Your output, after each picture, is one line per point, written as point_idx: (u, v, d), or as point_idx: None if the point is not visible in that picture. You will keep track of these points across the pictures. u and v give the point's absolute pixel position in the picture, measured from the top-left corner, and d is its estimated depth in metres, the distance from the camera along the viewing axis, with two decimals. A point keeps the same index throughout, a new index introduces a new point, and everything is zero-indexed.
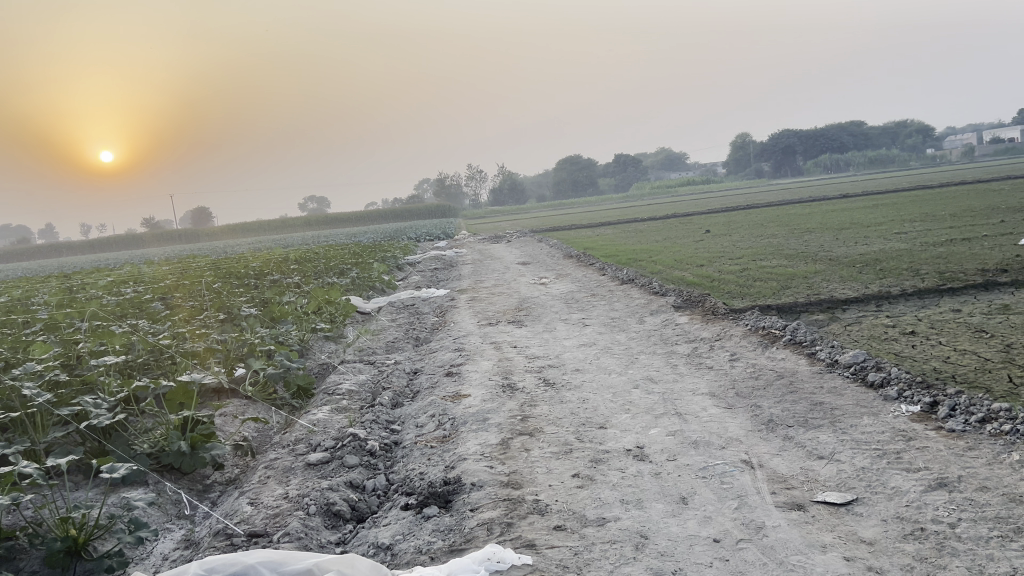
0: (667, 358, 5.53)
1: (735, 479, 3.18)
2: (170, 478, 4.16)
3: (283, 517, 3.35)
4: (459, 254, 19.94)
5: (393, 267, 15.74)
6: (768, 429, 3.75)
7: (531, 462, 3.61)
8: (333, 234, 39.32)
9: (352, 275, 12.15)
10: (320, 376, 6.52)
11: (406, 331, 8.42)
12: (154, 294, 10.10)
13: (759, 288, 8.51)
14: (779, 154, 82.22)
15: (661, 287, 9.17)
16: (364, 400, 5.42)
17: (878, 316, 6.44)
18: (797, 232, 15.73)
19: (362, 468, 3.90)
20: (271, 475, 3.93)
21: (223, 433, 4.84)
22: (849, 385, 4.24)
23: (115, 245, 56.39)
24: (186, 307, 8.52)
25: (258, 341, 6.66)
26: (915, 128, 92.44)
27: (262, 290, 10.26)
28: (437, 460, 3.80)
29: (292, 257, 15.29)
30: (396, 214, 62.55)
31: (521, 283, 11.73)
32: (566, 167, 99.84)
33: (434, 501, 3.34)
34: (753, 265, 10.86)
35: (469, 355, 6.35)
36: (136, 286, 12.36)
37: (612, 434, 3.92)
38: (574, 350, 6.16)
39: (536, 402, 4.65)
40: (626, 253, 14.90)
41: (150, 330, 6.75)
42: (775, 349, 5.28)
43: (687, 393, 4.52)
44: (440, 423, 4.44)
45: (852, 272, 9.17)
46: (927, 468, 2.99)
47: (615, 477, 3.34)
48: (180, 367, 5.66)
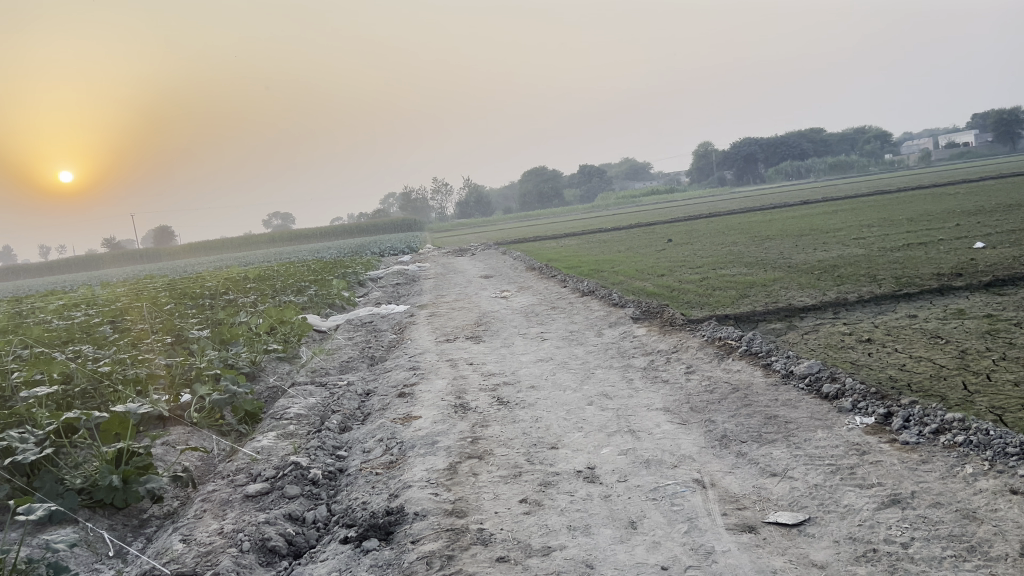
0: (623, 372, 5.43)
1: (686, 500, 3.07)
2: (103, 515, 3.96)
3: (215, 554, 3.18)
4: (422, 269, 19.77)
5: (353, 284, 15.56)
6: (721, 445, 3.65)
7: (478, 487, 3.47)
8: (296, 250, 38.96)
9: (310, 293, 11.95)
10: (270, 400, 6.33)
11: (362, 349, 8.25)
12: (104, 318, 9.81)
13: (718, 298, 8.47)
14: (741, 161, 83.15)
15: (621, 298, 9.09)
16: (312, 424, 5.24)
17: (835, 324, 6.40)
18: (758, 239, 15.78)
19: (303, 499, 3.74)
20: (207, 508, 3.75)
21: (163, 464, 4.65)
22: (804, 397, 4.17)
23: (73, 267, 55.38)
24: (134, 331, 8.28)
25: (206, 364, 6.45)
26: (872, 134, 93.93)
27: (215, 310, 10.03)
28: (380, 488, 3.66)
29: (250, 275, 15.04)
30: (361, 229, 62.20)
31: (482, 297, 11.60)
32: (531, 179, 100.08)
33: (374, 533, 3.20)
34: (714, 274, 10.84)
35: (424, 374, 6.20)
36: (87, 309, 12.05)
37: (563, 455, 3.80)
38: (530, 366, 6.03)
39: (488, 422, 4.51)
40: (589, 264, 14.85)
41: (92, 356, 6.52)
42: (731, 361, 5.20)
43: (641, 409, 4.42)
44: (388, 447, 4.29)
45: (810, 278, 9.17)
46: (881, 484, 2.90)
47: (564, 501, 3.21)
48: (121, 396, 5.45)
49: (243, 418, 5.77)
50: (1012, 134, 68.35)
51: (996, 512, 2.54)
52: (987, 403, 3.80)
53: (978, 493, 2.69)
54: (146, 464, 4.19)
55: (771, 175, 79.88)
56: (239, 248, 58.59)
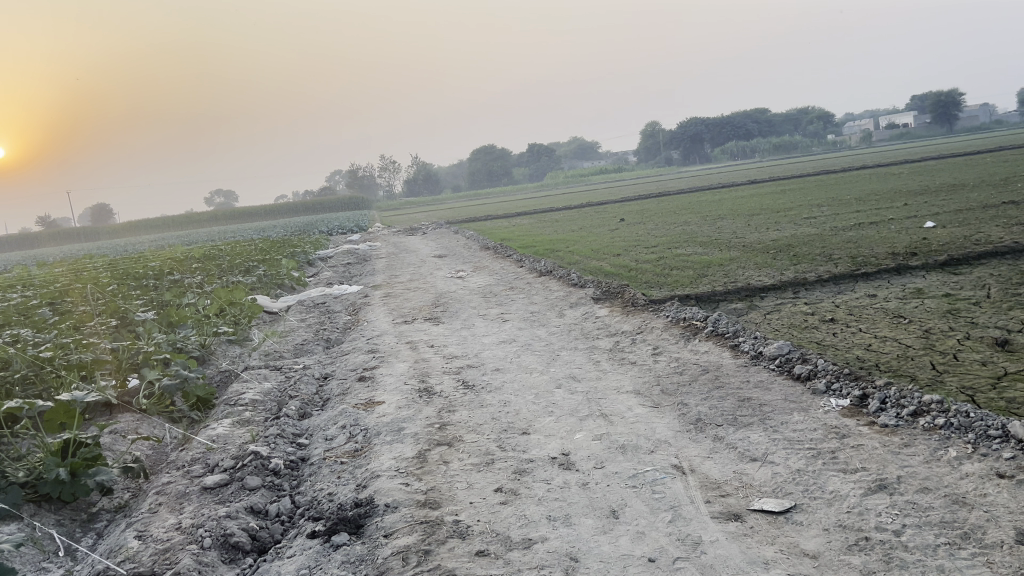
0: (588, 353, 5.34)
1: (667, 488, 2.99)
2: (49, 510, 3.74)
3: (173, 552, 3.00)
4: (372, 248, 19.46)
5: (303, 263, 15.22)
6: (697, 429, 3.59)
7: (450, 476, 3.35)
8: (244, 229, 38.16)
9: (259, 273, 11.63)
10: (222, 385, 6.10)
11: (316, 331, 8.03)
12: (42, 300, 9.40)
13: (677, 277, 8.43)
14: (688, 142, 83.81)
15: (580, 278, 9.00)
16: (269, 410, 5.05)
17: (797, 303, 6.41)
18: (710, 218, 15.84)
19: (265, 490, 3.57)
20: (162, 502, 3.55)
21: (112, 455, 4.41)
22: (776, 379, 4.13)
23: (6, 246, 53.47)
24: (75, 313, 7.93)
25: (154, 348, 6.19)
26: (816, 116, 95.32)
27: (161, 291, 9.68)
28: (347, 478, 3.51)
29: (195, 254, 14.61)
30: (307, 206, 61.21)
31: (437, 277, 11.42)
32: (480, 157, 99.57)
33: (343, 527, 3.05)
34: (670, 253, 10.83)
35: (384, 357, 6.04)
36: (23, 290, 11.55)
37: (536, 440, 3.69)
38: (493, 348, 5.91)
39: (455, 407, 4.38)
40: (543, 243, 14.75)
41: (31, 340, 6.20)
42: (698, 342, 5.15)
43: (611, 391, 4.34)
44: (352, 435, 4.14)
45: (767, 258, 9.21)
46: (865, 470, 2.87)
47: (541, 490, 3.11)
48: (64, 382, 5.18)
49: (195, 405, 5.55)
50: (948, 116, 70.01)
51: (985, 497, 2.52)
52: (958, 383, 3.81)
53: (965, 477, 2.68)
54: (94, 455, 3.96)
55: (717, 155, 80.73)
56: (181, 226, 57.20)
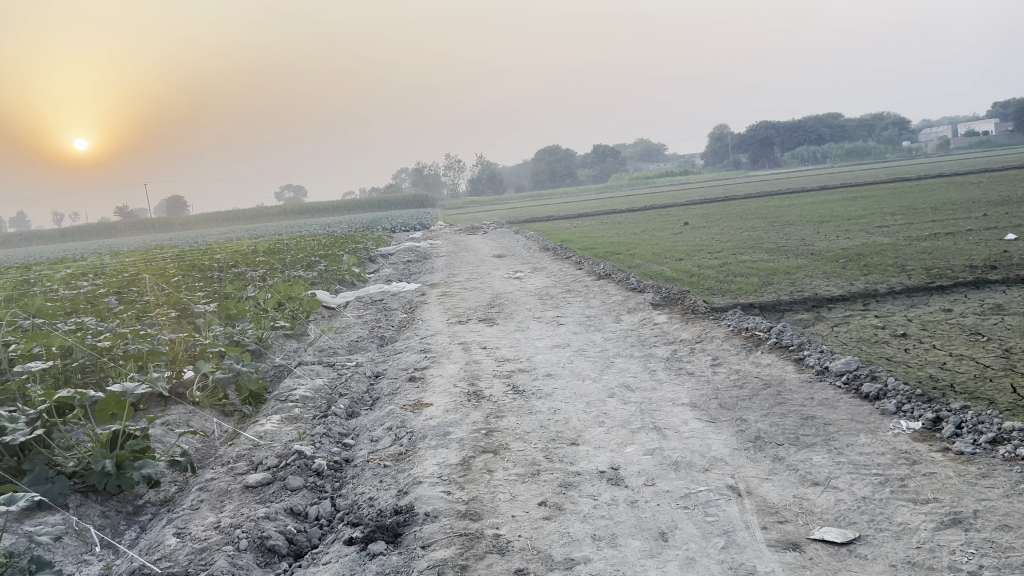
0: (644, 362, 5.17)
1: (721, 511, 2.82)
2: (95, 501, 3.74)
3: (209, 552, 2.95)
4: (433, 246, 19.49)
5: (364, 260, 15.32)
6: (756, 448, 3.40)
7: (494, 486, 3.23)
8: (311, 224, 38.81)
9: (320, 268, 11.71)
10: (275, 380, 6.09)
11: (372, 329, 8.02)
12: (110, 289, 9.62)
13: (740, 285, 8.17)
14: (756, 146, 82.29)
15: (639, 282, 8.81)
16: (318, 408, 5.01)
17: (866, 316, 6.12)
18: (778, 224, 15.41)
19: (306, 491, 3.50)
20: (204, 499, 3.51)
21: (161, 447, 4.42)
22: (842, 397, 3.90)
23: (86, 234, 55.43)
24: (139, 303, 8.07)
25: (210, 341, 6.24)
26: (891, 122, 92.53)
27: (223, 284, 9.80)
28: (389, 483, 3.42)
29: (260, 248, 14.82)
30: (373, 203, 61.97)
31: (495, 277, 11.35)
32: (545, 157, 99.46)
33: (381, 534, 2.96)
34: (734, 259, 10.55)
35: (435, 357, 5.96)
36: (94, 279, 11.84)
37: (584, 453, 3.55)
38: (547, 352, 5.78)
39: (503, 413, 4.26)
40: (604, 246, 14.55)
41: (93, 329, 6.31)
42: (760, 353, 4.94)
43: (666, 403, 4.17)
44: (397, 437, 4.05)
45: (836, 267, 8.89)
46: (937, 501, 2.67)
47: (587, 506, 2.97)
48: (120, 372, 5.24)
49: (247, 399, 5.56)
50: None
51: None
52: None
53: None
54: (142, 447, 3.96)
55: (786, 160, 79.07)
56: (251, 220, 58.50)
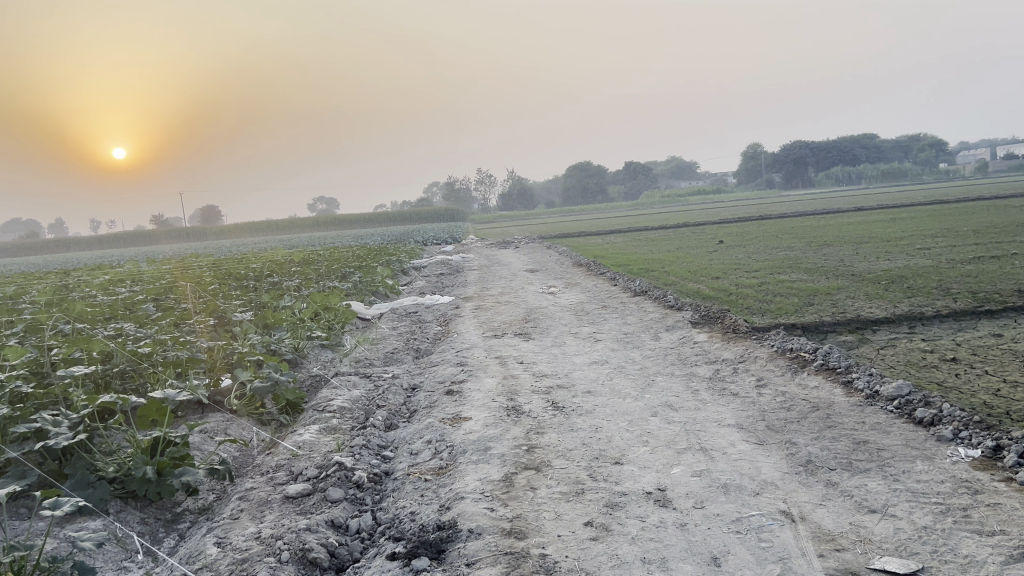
0: (685, 381, 5.08)
1: (774, 536, 2.74)
2: (135, 507, 3.74)
3: (250, 563, 2.92)
4: (466, 260, 19.52)
5: (397, 272, 15.36)
6: (807, 472, 3.31)
7: (538, 505, 3.16)
8: (343, 236, 39.06)
9: (355, 279, 11.76)
10: (312, 389, 6.08)
11: (407, 341, 8.00)
12: (148, 295, 9.70)
13: (780, 305, 8.04)
14: (790, 165, 81.63)
15: (676, 300, 8.71)
16: (355, 419, 4.97)
17: (913, 339, 5.98)
18: (815, 245, 15.22)
19: (347, 504, 3.46)
20: (244, 508, 3.49)
21: (199, 455, 4.41)
22: (895, 422, 3.78)
23: (122, 241, 56.28)
24: (177, 310, 8.12)
25: (248, 349, 6.26)
26: (927, 143, 91.34)
27: (260, 293, 9.87)
28: (431, 498, 3.37)
29: (295, 258, 14.90)
30: (405, 216, 62.30)
31: (529, 292, 11.30)
32: (576, 173, 99.49)
33: (424, 550, 2.91)
34: (772, 279, 10.40)
35: (472, 371, 5.92)
36: (131, 286, 12.00)
37: (629, 472, 3.47)
38: (585, 369, 5.71)
39: (544, 430, 4.20)
40: (639, 263, 14.45)
41: (133, 336, 6.35)
42: (806, 375, 4.83)
43: (711, 423, 4.08)
44: (437, 451, 4.01)
45: (878, 289, 8.73)
46: (1004, 534, 2.57)
47: (635, 528, 2.89)
48: (160, 378, 5.26)
49: (284, 408, 5.55)
50: None
51: None
52: None
53: None
54: (182, 455, 3.95)
55: (820, 180, 78.35)
56: (284, 230, 59.12)
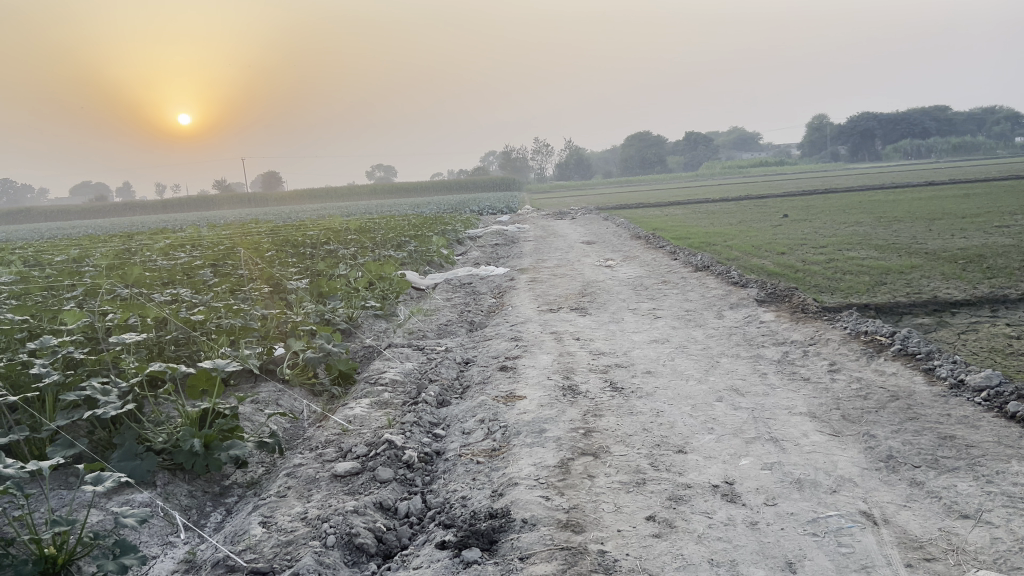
0: (752, 363, 4.83)
1: (856, 541, 2.51)
2: (183, 479, 3.67)
3: (295, 547, 2.81)
4: (521, 230, 19.32)
5: (452, 243, 15.26)
6: (889, 469, 3.06)
7: (596, 495, 2.98)
8: (399, 204, 39.18)
9: (410, 248, 11.67)
10: (364, 361, 5.98)
11: (461, 312, 7.86)
12: (206, 261, 9.74)
13: (850, 284, 7.68)
14: (857, 137, 79.18)
15: (740, 276, 8.39)
16: (407, 394, 4.84)
17: (997, 324, 5.61)
18: (884, 221, 14.63)
19: (396, 485, 3.33)
20: (291, 486, 3.38)
21: (249, 427, 4.34)
22: (984, 416, 3.49)
23: (186, 206, 57.48)
24: (233, 276, 8.11)
25: (302, 319, 6.19)
26: (1002, 116, 87.83)
27: (316, 261, 9.84)
28: (483, 482, 3.22)
29: (351, 226, 14.89)
30: (463, 185, 62.24)
31: (586, 264, 11.07)
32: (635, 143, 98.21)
33: (475, 540, 2.75)
34: (840, 256, 9.99)
35: (527, 346, 5.74)
36: (191, 250, 12.12)
37: (693, 462, 3.27)
38: (645, 347, 5.49)
39: (602, 412, 4.01)
40: (699, 236, 14.09)
41: (188, 302, 6.33)
42: (883, 361, 4.54)
43: (781, 411, 3.84)
44: (490, 431, 3.84)
45: (955, 268, 8.28)
46: None
47: (701, 525, 2.70)
48: (213, 346, 5.21)
49: (337, 379, 5.46)
50: None
51: None
52: None
53: None
54: (231, 427, 3.86)
55: (887, 153, 75.96)
56: (343, 198, 59.71)
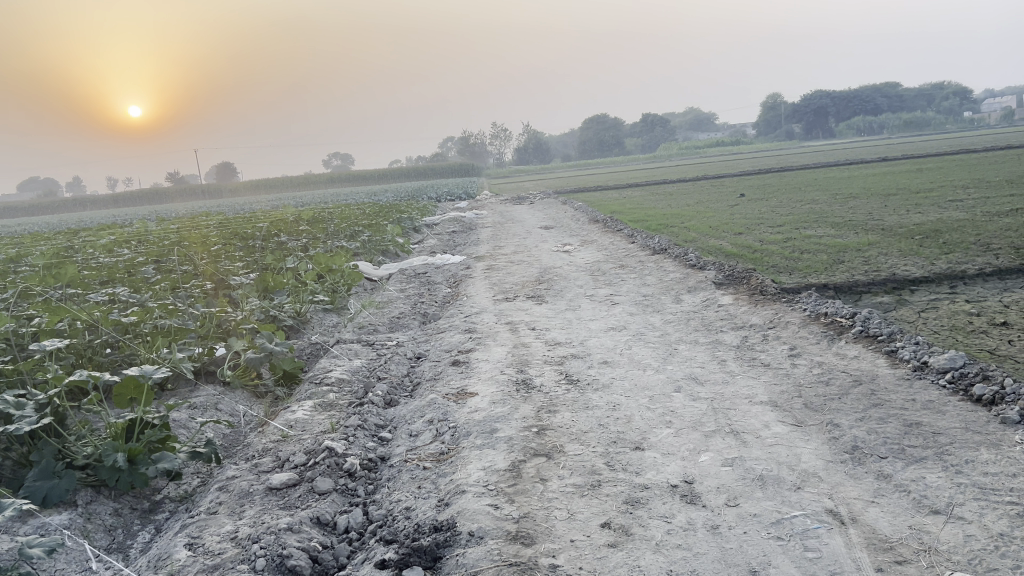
0: (711, 350, 4.68)
1: (823, 544, 2.35)
2: (107, 497, 3.41)
3: (222, 572, 2.58)
4: (478, 216, 19.08)
5: (408, 230, 14.97)
6: (854, 461, 2.91)
7: (549, 501, 2.79)
8: (356, 193, 38.63)
9: (363, 238, 11.38)
10: (311, 358, 5.74)
11: (415, 304, 7.63)
12: (149, 257, 9.36)
13: (808, 263, 7.58)
14: (811, 116, 79.98)
15: (698, 258, 8.26)
16: (354, 393, 4.61)
17: (956, 301, 5.53)
18: (840, 198, 14.63)
19: (336, 496, 3.11)
20: (223, 501, 3.14)
21: (184, 434, 4.08)
22: (950, 400, 3.37)
23: (137, 199, 56.18)
24: (175, 272, 7.78)
25: (245, 317, 5.92)
26: (952, 90, 89.32)
27: (264, 254, 9.53)
28: (429, 490, 3.01)
29: (304, 216, 14.53)
30: (421, 172, 61.62)
31: (544, 250, 10.87)
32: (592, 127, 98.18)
33: (418, 558, 2.55)
34: (798, 235, 9.92)
35: (481, 338, 5.54)
36: (135, 246, 11.70)
37: (651, 460, 3.10)
38: (601, 336, 5.32)
39: (557, 408, 3.82)
40: (657, 218, 13.99)
41: (123, 303, 6.00)
42: (845, 344, 4.41)
43: (741, 401, 3.68)
44: (438, 433, 3.63)
45: (912, 244, 8.24)
46: None
47: (659, 531, 2.52)
48: (147, 350, 4.92)
49: (281, 380, 5.23)
50: None
51: None
52: None
53: None
54: (161, 437, 3.59)
55: (841, 130, 76.87)
56: (299, 188, 58.88)
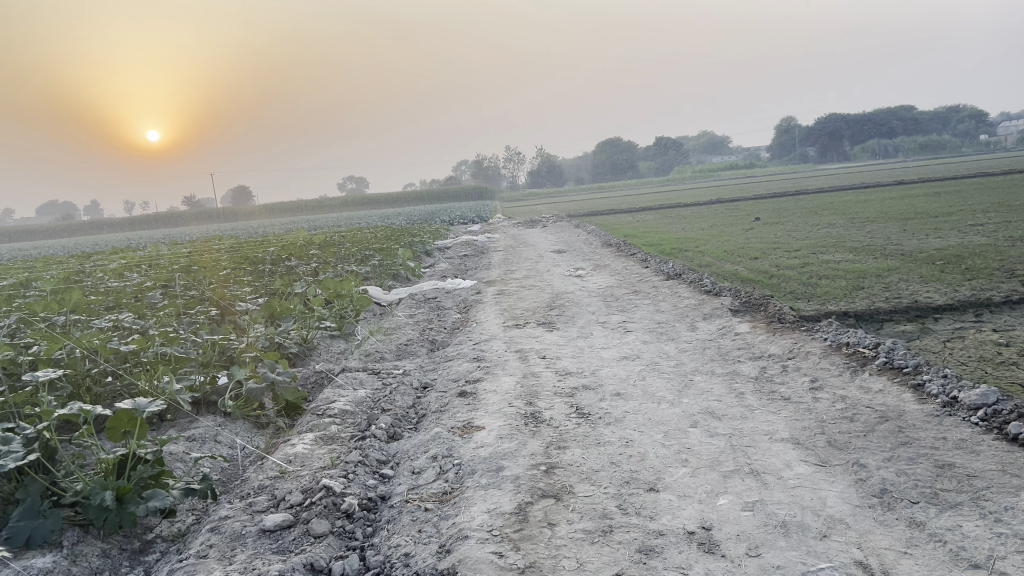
0: (728, 381, 4.50)
1: None
2: (95, 536, 3.25)
3: None
4: (491, 240, 18.98)
5: (420, 254, 14.85)
6: (884, 506, 2.72)
7: (557, 548, 2.61)
8: (368, 217, 38.64)
9: (374, 263, 11.26)
10: (315, 387, 5.59)
11: (423, 330, 7.50)
12: (157, 282, 9.27)
13: (827, 289, 7.38)
14: (825, 139, 79.76)
15: (713, 284, 8.08)
16: (357, 426, 4.44)
17: (982, 330, 5.32)
18: (857, 222, 14.41)
19: (333, 540, 2.94)
20: (214, 543, 2.98)
21: (179, 469, 3.92)
22: (984, 439, 3.18)
23: (152, 222, 56.49)
24: (180, 298, 7.66)
25: (249, 344, 5.78)
26: (967, 114, 88.98)
27: (273, 279, 9.42)
28: (429, 535, 2.84)
29: (316, 240, 14.44)
30: (434, 195, 61.73)
31: (556, 275, 10.71)
32: (606, 149, 98.34)
33: None
34: (815, 260, 9.73)
35: (490, 368, 5.37)
36: (145, 271, 11.63)
37: (666, 503, 2.92)
38: (614, 365, 5.15)
39: (567, 444, 3.64)
40: (671, 242, 13.81)
41: (123, 330, 5.86)
42: (868, 377, 4.22)
43: (761, 438, 3.50)
44: (441, 471, 3.47)
45: (934, 270, 8.03)
46: None
47: None
48: (146, 378, 4.78)
49: (283, 410, 5.07)
50: None
51: None
52: None
53: None
54: (154, 474, 3.43)
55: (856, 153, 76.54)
56: (314, 211, 59.14)
